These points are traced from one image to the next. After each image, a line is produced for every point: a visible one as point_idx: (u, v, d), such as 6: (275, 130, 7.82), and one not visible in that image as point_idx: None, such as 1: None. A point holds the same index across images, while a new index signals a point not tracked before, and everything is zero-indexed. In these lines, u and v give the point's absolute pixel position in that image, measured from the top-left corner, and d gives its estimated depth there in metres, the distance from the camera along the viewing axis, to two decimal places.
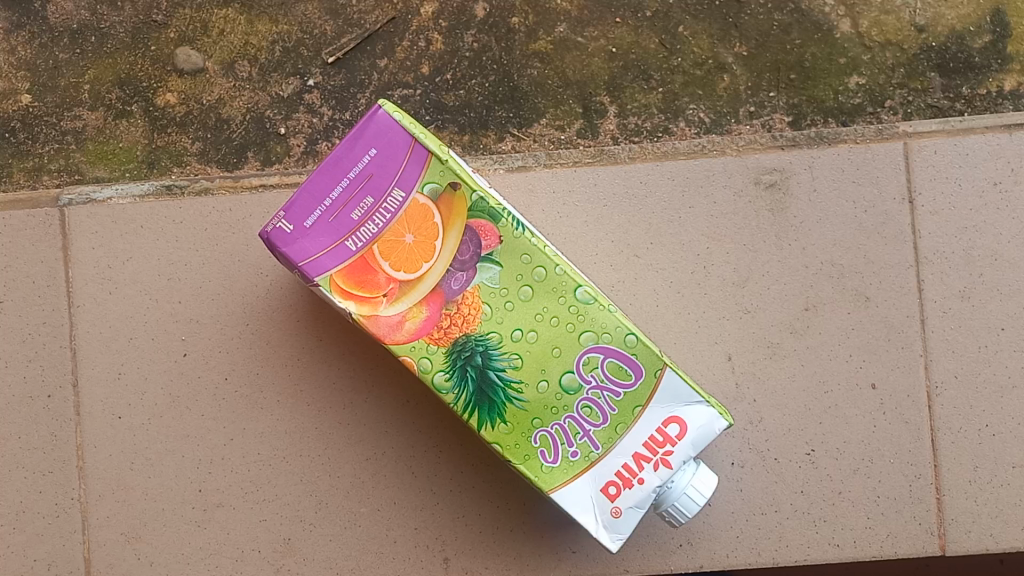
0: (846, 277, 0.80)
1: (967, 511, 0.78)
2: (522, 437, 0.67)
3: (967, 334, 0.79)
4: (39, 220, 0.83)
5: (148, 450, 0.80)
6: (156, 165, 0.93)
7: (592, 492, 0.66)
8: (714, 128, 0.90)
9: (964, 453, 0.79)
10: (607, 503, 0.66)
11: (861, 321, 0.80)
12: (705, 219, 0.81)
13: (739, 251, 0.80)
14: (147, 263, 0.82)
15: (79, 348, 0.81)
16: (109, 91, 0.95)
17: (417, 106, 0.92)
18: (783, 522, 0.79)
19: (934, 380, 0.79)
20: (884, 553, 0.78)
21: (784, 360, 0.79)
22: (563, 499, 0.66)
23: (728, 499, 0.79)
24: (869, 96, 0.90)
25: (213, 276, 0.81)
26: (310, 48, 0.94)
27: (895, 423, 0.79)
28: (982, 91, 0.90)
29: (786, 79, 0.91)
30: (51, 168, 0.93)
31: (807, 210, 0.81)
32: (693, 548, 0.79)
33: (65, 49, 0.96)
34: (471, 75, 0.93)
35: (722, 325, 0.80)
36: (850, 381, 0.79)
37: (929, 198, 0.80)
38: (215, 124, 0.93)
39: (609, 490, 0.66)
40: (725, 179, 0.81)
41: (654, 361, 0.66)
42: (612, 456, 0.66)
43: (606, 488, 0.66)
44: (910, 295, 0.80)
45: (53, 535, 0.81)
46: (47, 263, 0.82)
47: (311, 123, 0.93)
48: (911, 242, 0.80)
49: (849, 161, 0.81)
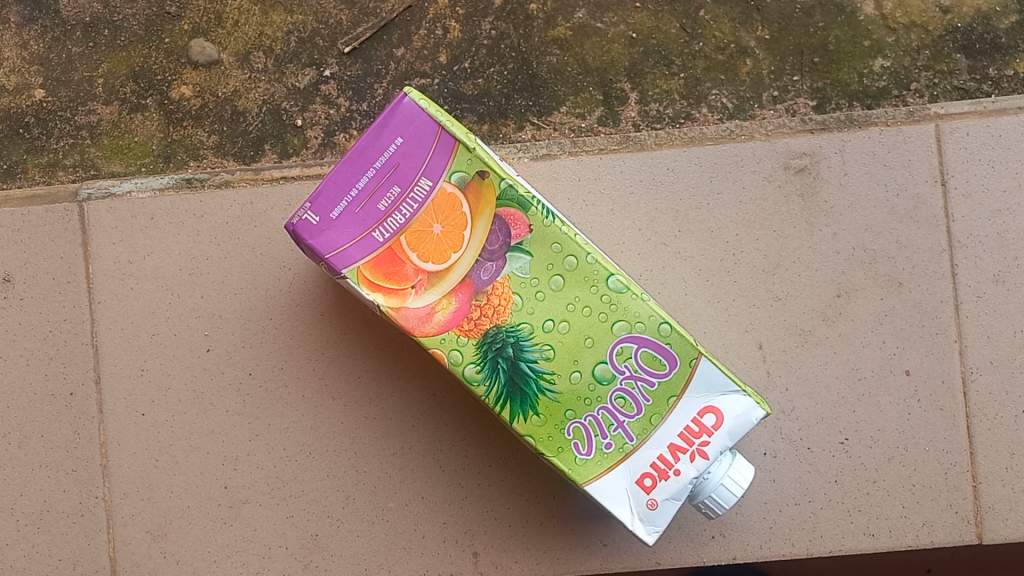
0: (878, 262, 0.79)
1: (1004, 499, 0.77)
2: (554, 428, 0.66)
3: (1002, 319, 0.78)
4: (57, 215, 0.82)
5: (172, 447, 0.79)
6: (172, 159, 0.92)
7: (627, 484, 0.65)
8: (737, 114, 0.89)
9: (1001, 440, 0.77)
10: (643, 496, 0.65)
11: (894, 307, 0.78)
12: (734, 205, 0.79)
13: (769, 238, 0.79)
14: (168, 257, 0.80)
15: (101, 344, 0.80)
16: (123, 84, 0.93)
17: (435, 94, 0.91)
18: (817, 512, 0.77)
19: (969, 365, 0.78)
20: (920, 543, 0.77)
21: (816, 348, 0.78)
22: (598, 491, 0.65)
23: (760, 489, 0.78)
24: (894, 79, 0.89)
25: (235, 270, 0.80)
26: (326, 39, 0.93)
27: (929, 411, 0.78)
28: (1009, 72, 0.89)
29: (809, 62, 0.89)
30: (66, 164, 0.92)
31: (838, 195, 0.79)
32: (726, 539, 0.78)
33: (78, 43, 0.95)
34: (490, 63, 0.91)
35: (753, 313, 0.79)
36: (883, 368, 0.78)
37: (962, 180, 0.79)
38: (231, 116, 0.92)
39: (643, 482, 0.65)
40: (753, 164, 0.80)
41: (688, 350, 0.65)
42: (647, 448, 0.65)
43: (641, 480, 0.65)
44: (944, 280, 0.78)
45: (78, 534, 0.80)
46: (67, 259, 0.81)
47: (327, 114, 0.92)
48: (944, 225, 0.79)
49: (879, 145, 0.79)
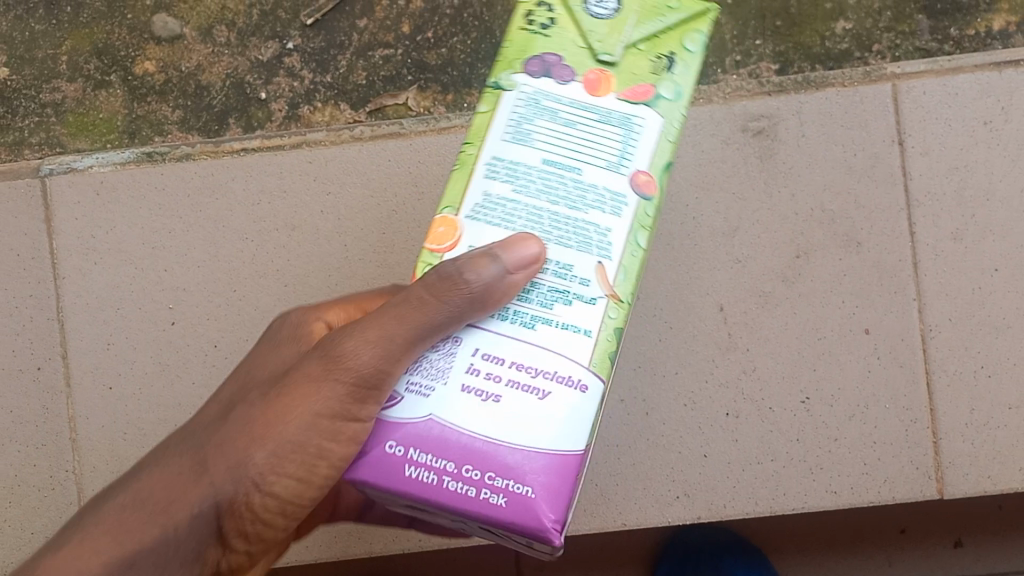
0: (837, 222, 0.79)
1: (964, 454, 0.78)
2: (455, 168, 0.45)
3: (960, 277, 0.79)
4: (20, 191, 0.82)
5: (139, 420, 0.79)
6: (137, 135, 0.92)
7: (608, 98, 0.45)
8: (700, 79, 0.89)
9: (960, 396, 0.78)
10: (637, 74, 0.46)
11: (854, 266, 0.79)
12: (694, 168, 0.80)
13: (729, 200, 0.80)
14: (131, 232, 0.81)
15: (66, 319, 0.81)
16: (87, 61, 0.94)
17: (399, 66, 0.91)
18: (779, 470, 0.78)
19: (929, 323, 0.78)
20: (882, 499, 0.78)
21: (777, 308, 0.79)
22: (537, 87, 0.46)
23: (723, 450, 0.78)
24: (856, 41, 0.89)
25: (198, 242, 0.80)
26: (288, 11, 0.93)
27: (890, 368, 0.78)
28: (971, 31, 0.89)
29: (771, 26, 0.90)
30: (32, 142, 0.93)
31: (796, 155, 0.80)
32: (690, 499, 0.79)
33: (41, 20, 0.95)
34: (453, 32, 0.91)
35: (714, 276, 0.79)
36: (843, 327, 0.78)
37: (918, 138, 0.79)
38: (195, 91, 0.92)
39: (597, 82, 0.46)
40: (712, 127, 0.80)
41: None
42: (626, 49, 0.46)
43: (636, 88, 0.46)
44: (903, 239, 0.79)
45: (49, 507, 0.80)
46: (31, 235, 0.81)
47: (291, 86, 0.92)
48: (902, 184, 0.79)
49: (837, 104, 0.80)
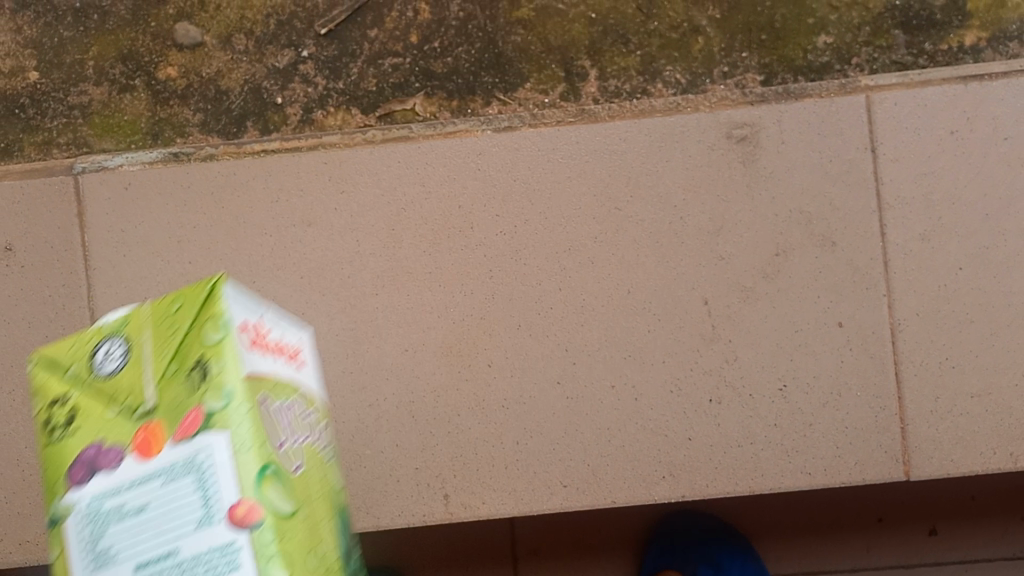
0: (813, 223, 0.85)
1: (930, 439, 0.84)
2: (52, 544, 0.44)
3: (928, 275, 0.85)
4: (55, 188, 0.88)
5: None
6: (160, 136, 0.98)
7: (160, 454, 0.42)
8: (690, 89, 0.96)
9: (926, 385, 0.85)
10: (180, 403, 0.43)
11: (829, 264, 0.85)
12: (682, 171, 0.86)
13: (713, 201, 0.86)
14: (158, 226, 0.87)
15: (97, 307, 0.87)
16: (113, 66, 1.00)
17: (407, 73, 0.98)
18: (759, 452, 0.84)
19: (897, 317, 0.85)
20: (852, 480, 0.84)
21: (757, 302, 0.85)
22: (93, 494, 0.43)
23: (707, 433, 0.85)
24: (836, 55, 0.96)
25: (220, 236, 0.86)
26: (303, 21, 0.99)
27: (861, 358, 0.85)
28: (944, 46, 0.95)
29: (757, 40, 0.96)
30: (60, 142, 0.99)
31: (777, 161, 0.86)
32: (675, 479, 0.85)
33: (69, 27, 1.01)
34: (458, 43, 0.98)
35: (699, 271, 0.85)
36: (818, 321, 0.85)
37: (890, 146, 0.86)
38: (215, 95, 0.98)
39: (146, 442, 0.43)
40: (698, 134, 0.86)
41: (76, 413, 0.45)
42: (157, 385, 0.44)
43: (183, 421, 0.42)
44: (875, 239, 0.85)
45: None
46: (65, 229, 0.88)
47: (306, 92, 0.98)
48: (874, 188, 0.85)
49: (814, 114, 0.86)
